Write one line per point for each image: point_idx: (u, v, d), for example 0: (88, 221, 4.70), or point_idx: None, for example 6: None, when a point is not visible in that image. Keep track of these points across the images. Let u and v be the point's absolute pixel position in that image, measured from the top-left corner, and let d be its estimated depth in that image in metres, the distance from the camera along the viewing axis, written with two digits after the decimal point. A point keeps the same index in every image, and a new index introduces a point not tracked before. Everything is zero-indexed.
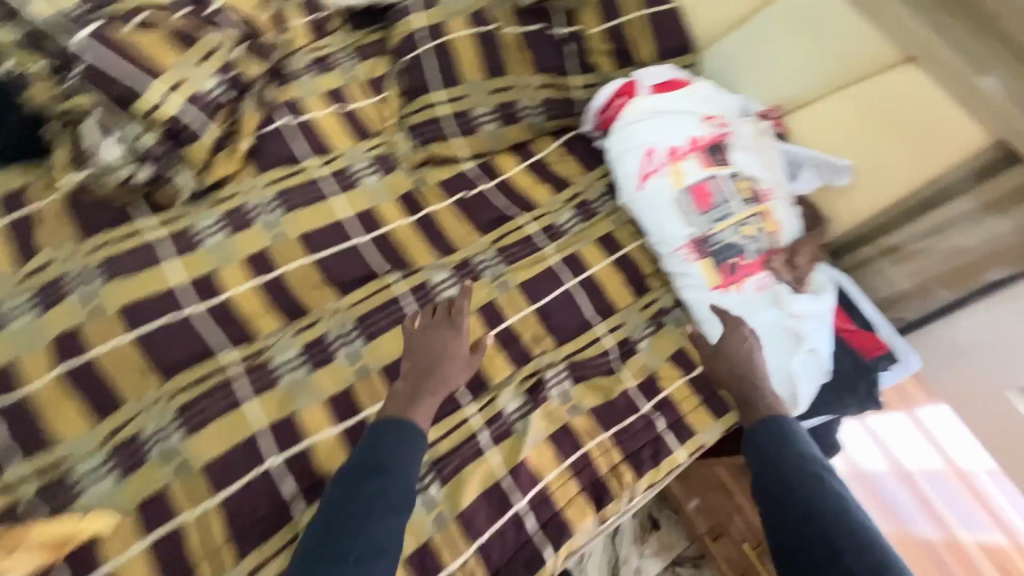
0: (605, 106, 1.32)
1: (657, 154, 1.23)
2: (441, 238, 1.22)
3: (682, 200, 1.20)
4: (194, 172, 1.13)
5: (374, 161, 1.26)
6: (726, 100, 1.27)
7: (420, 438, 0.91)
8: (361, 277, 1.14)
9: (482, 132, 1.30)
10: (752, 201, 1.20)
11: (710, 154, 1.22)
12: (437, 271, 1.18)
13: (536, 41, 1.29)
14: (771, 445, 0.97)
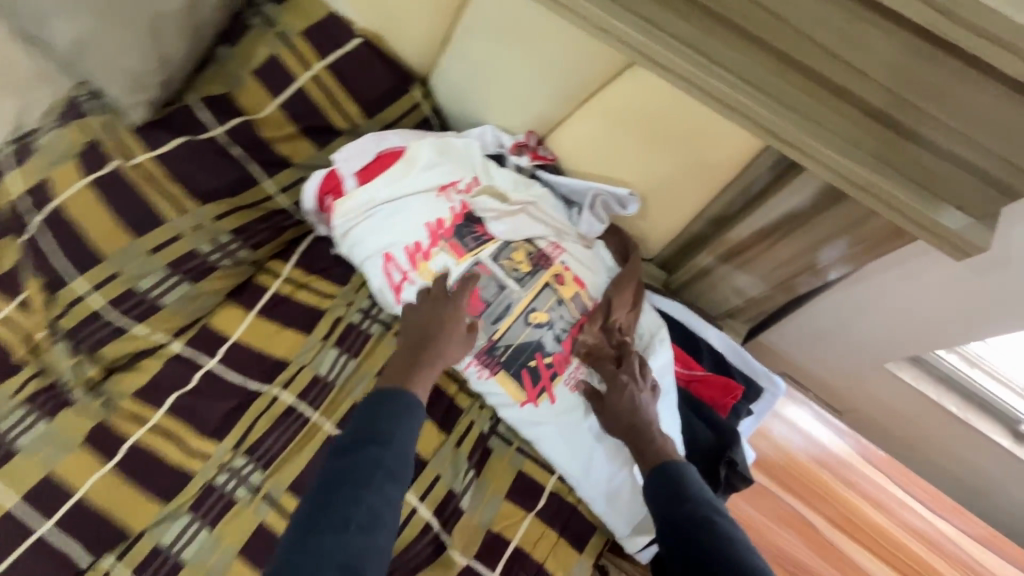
0: (319, 208, 0.98)
1: (398, 260, 0.93)
2: (162, 471, 0.90)
3: None
4: None
5: (31, 403, 0.90)
6: (460, 155, 0.97)
7: (418, 411, 0.76)
8: None
9: (168, 305, 0.95)
10: (532, 276, 0.94)
11: (461, 237, 0.93)
12: (168, 524, 0.87)
13: (179, 161, 0.91)
14: (659, 492, 0.77)
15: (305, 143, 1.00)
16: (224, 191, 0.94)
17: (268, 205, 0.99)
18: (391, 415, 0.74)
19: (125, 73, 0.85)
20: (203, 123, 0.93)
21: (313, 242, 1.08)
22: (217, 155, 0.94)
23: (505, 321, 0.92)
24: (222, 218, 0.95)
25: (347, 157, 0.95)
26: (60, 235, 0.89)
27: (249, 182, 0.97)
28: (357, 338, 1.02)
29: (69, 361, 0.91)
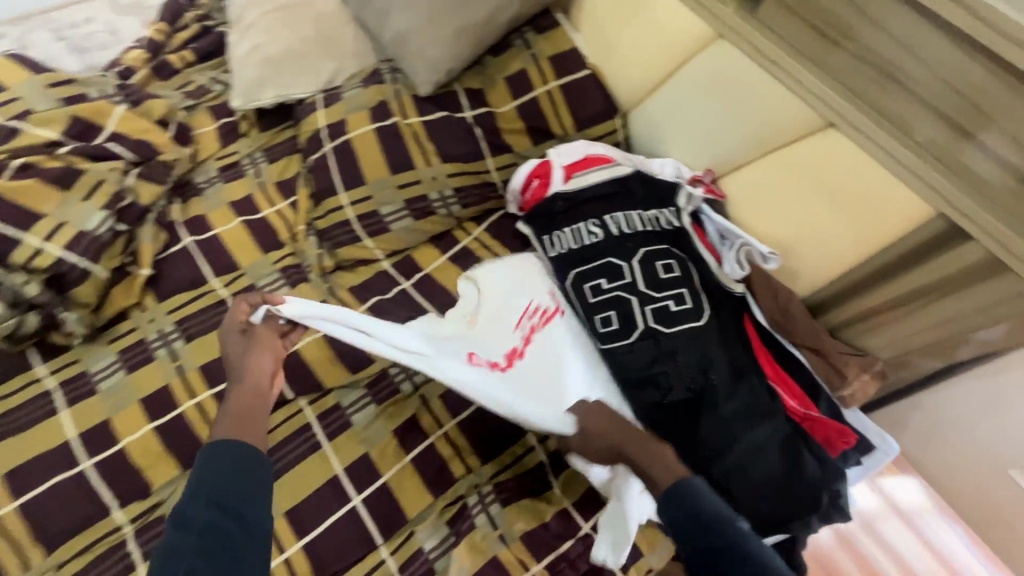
0: (522, 187, 1.22)
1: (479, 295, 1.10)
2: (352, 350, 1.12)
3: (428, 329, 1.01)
4: (83, 312, 1.07)
5: (282, 274, 1.20)
6: (535, 268, 1.15)
7: (241, 458, 0.74)
8: (265, 407, 1.07)
9: (393, 230, 1.22)
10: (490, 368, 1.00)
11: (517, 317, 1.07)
12: (349, 391, 1.10)
13: (438, 128, 1.20)
14: (679, 509, 0.76)
15: (525, 139, 1.25)
16: (459, 157, 1.21)
17: (484, 177, 1.24)
18: (233, 470, 0.72)
19: (428, 59, 1.17)
20: (460, 106, 1.22)
21: (502, 217, 1.32)
22: (463, 131, 1.22)
23: (642, 305, 1.09)
24: (451, 176, 1.21)
25: (561, 153, 1.20)
26: (342, 161, 1.21)
27: (477, 156, 1.23)
28: None
29: (315, 252, 1.21)
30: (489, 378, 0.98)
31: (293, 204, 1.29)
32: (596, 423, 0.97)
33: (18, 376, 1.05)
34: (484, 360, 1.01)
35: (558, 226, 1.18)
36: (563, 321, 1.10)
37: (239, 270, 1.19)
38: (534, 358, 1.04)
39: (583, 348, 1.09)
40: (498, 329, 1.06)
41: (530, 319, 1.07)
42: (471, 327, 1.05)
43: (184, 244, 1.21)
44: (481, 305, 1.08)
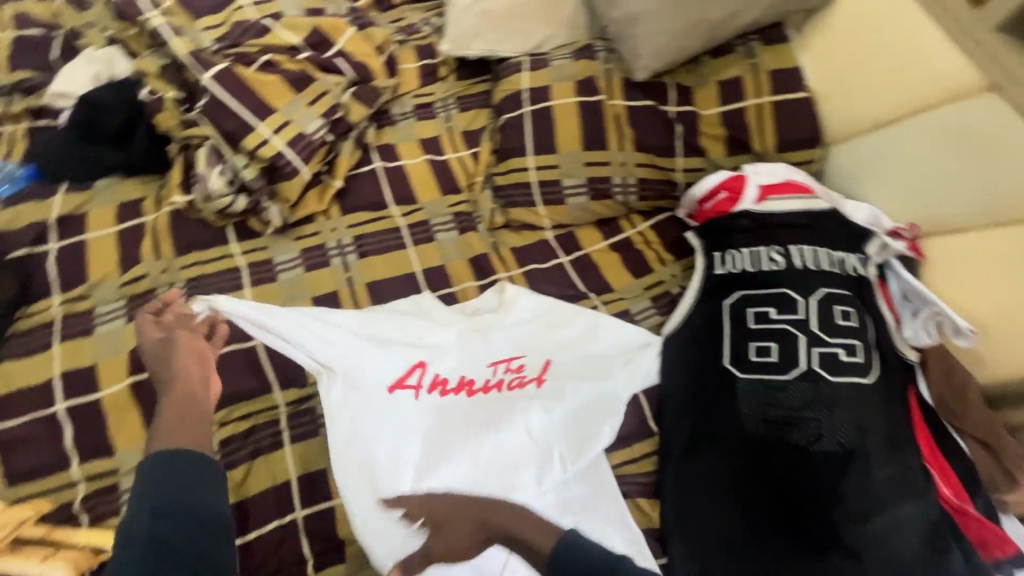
0: (705, 194, 1.18)
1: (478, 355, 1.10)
2: (509, 306, 1.14)
3: (385, 359, 1.03)
4: (283, 207, 1.17)
5: (454, 218, 1.24)
6: (499, 330, 1.12)
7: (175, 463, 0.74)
8: None
9: (568, 204, 1.23)
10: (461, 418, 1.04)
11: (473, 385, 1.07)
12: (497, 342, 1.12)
13: (640, 116, 1.20)
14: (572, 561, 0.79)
15: (721, 147, 1.22)
16: (653, 149, 1.21)
17: (669, 174, 1.23)
18: (172, 472, 0.73)
19: (655, 45, 1.16)
20: (667, 100, 1.21)
21: (670, 218, 1.29)
22: (663, 124, 1.21)
23: (809, 346, 1.04)
24: (640, 166, 1.21)
25: (758, 171, 1.16)
26: (538, 125, 1.23)
27: (669, 153, 1.21)
28: (668, 303, 1.21)
29: (489, 206, 1.26)
30: (396, 413, 1.00)
31: (474, 155, 1.32)
32: (437, 500, 0.90)
33: (215, 248, 1.16)
34: (374, 391, 1.00)
35: (733, 245, 1.13)
36: (482, 396, 1.06)
37: (417, 204, 1.25)
38: (412, 410, 1.01)
39: (456, 421, 1.03)
40: (388, 369, 1.02)
41: (509, 370, 1.09)
42: (407, 364, 1.03)
43: (374, 168, 1.27)
44: (409, 342, 1.05)
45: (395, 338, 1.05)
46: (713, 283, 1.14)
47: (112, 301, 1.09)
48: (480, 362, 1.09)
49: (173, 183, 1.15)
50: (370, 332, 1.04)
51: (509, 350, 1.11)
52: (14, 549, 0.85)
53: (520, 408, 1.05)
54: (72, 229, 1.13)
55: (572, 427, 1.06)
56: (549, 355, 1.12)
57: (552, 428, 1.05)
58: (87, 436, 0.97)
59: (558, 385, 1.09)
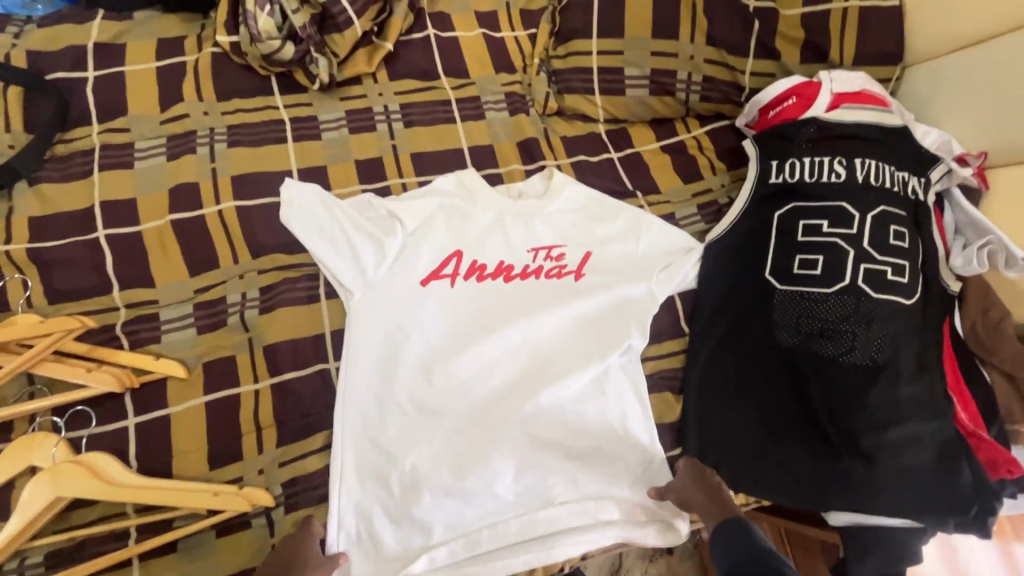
0: (773, 100, 1.13)
1: (519, 243, 1.09)
2: (556, 192, 1.11)
3: (420, 246, 1.04)
4: (331, 62, 1.11)
5: (506, 98, 1.19)
6: (542, 221, 1.11)
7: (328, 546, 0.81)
8: (459, 212, 1.08)
9: (627, 97, 1.17)
10: (495, 304, 1.05)
11: (512, 272, 1.07)
12: (540, 227, 1.10)
13: (719, 6, 1.12)
14: (723, 543, 0.85)
15: (797, 51, 1.15)
16: (727, 45, 1.13)
17: (737, 76, 1.16)
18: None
19: None
20: None
21: (727, 125, 1.24)
22: (740, 19, 1.13)
23: (856, 262, 1.02)
24: (709, 63, 1.14)
25: (835, 79, 1.09)
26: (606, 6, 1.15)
27: (742, 51, 1.14)
28: (714, 212, 1.19)
29: (544, 89, 1.19)
30: (427, 302, 1.02)
31: (531, 37, 1.26)
32: (689, 477, 0.96)
33: (258, 98, 1.11)
34: (404, 281, 1.02)
35: (795, 154, 1.09)
36: (517, 286, 1.07)
37: (469, 79, 1.19)
38: (440, 301, 1.03)
39: (484, 312, 1.03)
40: (422, 262, 1.04)
41: (551, 259, 1.09)
42: (442, 252, 1.05)
43: (427, 35, 1.20)
44: (450, 233, 1.07)
45: (441, 225, 1.06)
46: (766, 192, 1.11)
47: (151, 137, 1.05)
48: (521, 250, 1.09)
49: (217, 21, 1.08)
50: (412, 223, 1.05)
51: (552, 240, 1.11)
52: (59, 360, 0.88)
53: (551, 302, 1.06)
54: (110, 58, 1.08)
55: (603, 323, 1.06)
56: (590, 249, 1.11)
57: (577, 329, 1.05)
58: (128, 266, 0.97)
59: (594, 283, 1.08)
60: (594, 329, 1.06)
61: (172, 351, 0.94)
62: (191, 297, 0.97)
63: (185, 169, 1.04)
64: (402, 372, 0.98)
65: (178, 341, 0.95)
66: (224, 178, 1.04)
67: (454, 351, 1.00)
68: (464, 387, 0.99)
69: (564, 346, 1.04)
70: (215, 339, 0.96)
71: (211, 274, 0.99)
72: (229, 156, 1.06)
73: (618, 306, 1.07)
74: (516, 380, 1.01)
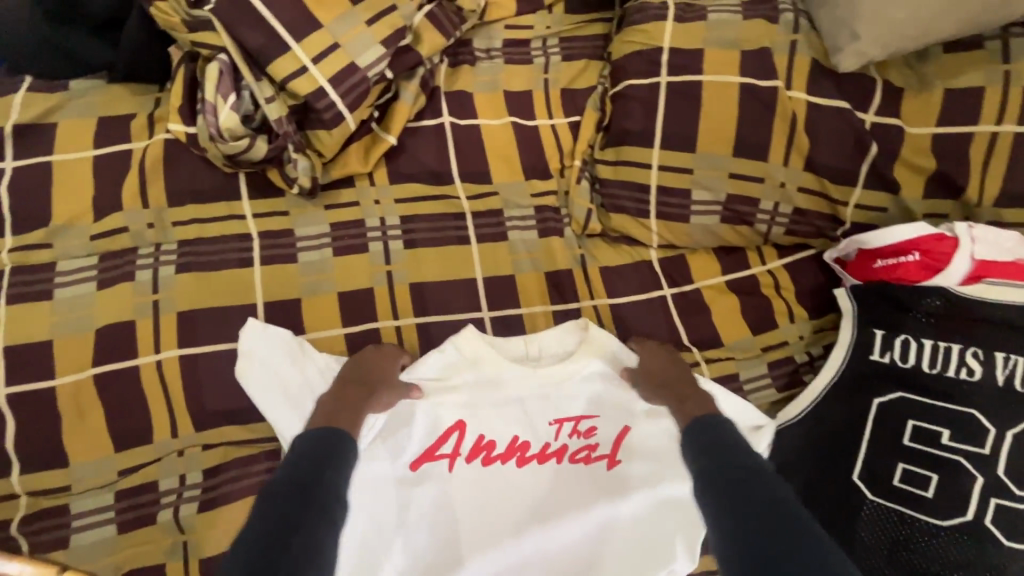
0: (885, 251, 0.87)
1: (537, 414, 0.84)
2: (590, 347, 0.85)
3: (415, 421, 0.81)
4: (315, 163, 0.86)
5: (536, 213, 0.94)
6: (570, 386, 0.85)
7: (345, 447, 0.71)
8: (465, 374, 0.83)
9: (690, 224, 0.91)
10: (502, 500, 0.82)
11: (527, 454, 0.83)
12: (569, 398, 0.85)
13: (824, 120, 0.85)
14: (694, 442, 0.74)
15: (919, 184, 0.88)
16: (830, 171, 0.86)
17: (836, 208, 0.89)
18: (318, 461, 0.68)
19: (879, 22, 0.79)
20: (867, 102, 0.85)
21: (813, 258, 0.97)
22: (853, 139, 0.85)
23: (984, 493, 0.78)
24: (803, 192, 0.88)
25: (978, 238, 0.82)
26: (675, 107, 0.88)
27: (849, 180, 0.87)
28: (786, 374, 0.94)
29: (585, 204, 0.94)
30: (415, 498, 0.80)
31: (572, 127, 0.99)
32: (657, 359, 0.86)
33: (221, 202, 0.87)
34: (390, 470, 0.80)
35: (910, 329, 0.83)
36: (533, 473, 0.83)
37: (490, 184, 0.94)
38: (434, 495, 0.80)
39: (485, 510, 0.81)
40: (413, 445, 0.81)
41: (578, 437, 0.84)
42: (439, 427, 0.82)
43: (441, 122, 0.95)
44: (449, 402, 0.82)
45: (438, 392, 0.82)
46: (863, 371, 0.86)
47: (79, 257, 0.82)
48: (541, 422, 0.84)
49: (171, 105, 0.84)
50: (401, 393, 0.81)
51: (581, 409, 0.85)
52: None
53: (575, 497, 0.83)
54: (33, 146, 0.84)
55: (637, 530, 0.82)
56: (630, 424, 0.85)
57: (606, 537, 0.82)
58: (35, 438, 0.75)
59: (633, 473, 0.83)
60: (627, 538, 0.82)
61: (84, 559, 0.73)
62: (114, 481, 0.76)
63: (117, 301, 0.81)
64: None
65: (95, 543, 0.74)
66: (167, 316, 0.81)
67: (451, 562, 0.79)
68: None
69: (587, 558, 0.81)
70: (141, 541, 0.75)
71: (142, 450, 0.77)
72: (177, 285, 0.83)
73: (661, 511, 0.82)
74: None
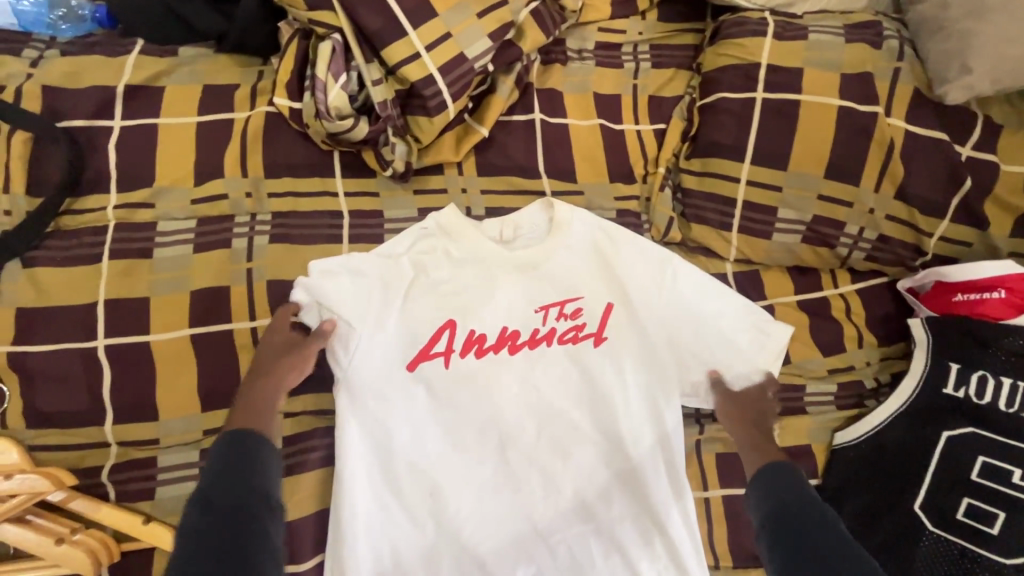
0: (969, 285, 0.87)
1: (527, 304, 0.86)
2: (580, 254, 0.88)
3: (410, 311, 0.82)
4: (412, 148, 0.88)
5: (618, 216, 0.94)
6: (549, 268, 0.86)
7: (264, 450, 0.64)
8: (502, 323, 0.84)
9: (772, 241, 0.92)
10: (499, 389, 0.83)
11: (521, 340, 0.84)
12: (615, 371, 0.85)
13: (921, 150, 0.85)
14: (761, 487, 0.72)
15: (1009, 222, 0.88)
16: (921, 201, 0.87)
17: (920, 239, 0.90)
18: (230, 467, 0.61)
19: (992, 57, 0.79)
20: (965, 135, 0.86)
21: (887, 285, 0.97)
22: (948, 172, 0.86)
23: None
24: (891, 220, 0.88)
25: None
26: (770, 123, 0.89)
27: (938, 212, 0.87)
28: (853, 397, 0.95)
29: (667, 213, 0.94)
30: (412, 395, 0.81)
31: (658, 134, 1.00)
32: (746, 399, 0.86)
33: (315, 178, 0.89)
34: (381, 357, 0.80)
35: (989, 366, 0.84)
36: (525, 359, 0.84)
37: (574, 183, 0.95)
38: (432, 392, 0.82)
39: (484, 398, 0.83)
40: (406, 337, 0.81)
41: (565, 320, 0.86)
42: (433, 323, 0.82)
43: (531, 118, 0.96)
44: (434, 289, 0.83)
45: (424, 279, 0.83)
46: (935, 403, 0.86)
47: (179, 220, 0.85)
48: (527, 310, 0.85)
49: (278, 79, 0.86)
50: (384, 287, 0.81)
51: (563, 293, 0.87)
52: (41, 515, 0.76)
53: (569, 383, 0.85)
54: (142, 107, 0.86)
55: (631, 412, 0.85)
56: (613, 302, 0.87)
57: (600, 417, 0.85)
58: (128, 390, 0.78)
59: (619, 347, 0.86)
60: (620, 418, 0.84)
61: (169, 511, 0.77)
62: (199, 440, 0.78)
63: (213, 266, 0.83)
64: (400, 482, 0.80)
65: (181, 496, 0.78)
66: (259, 284, 0.83)
67: (460, 448, 0.82)
68: (474, 497, 0.82)
69: (586, 440, 0.85)
70: None
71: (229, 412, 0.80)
72: (270, 255, 0.85)
73: (652, 388, 0.86)
74: (535, 484, 0.83)
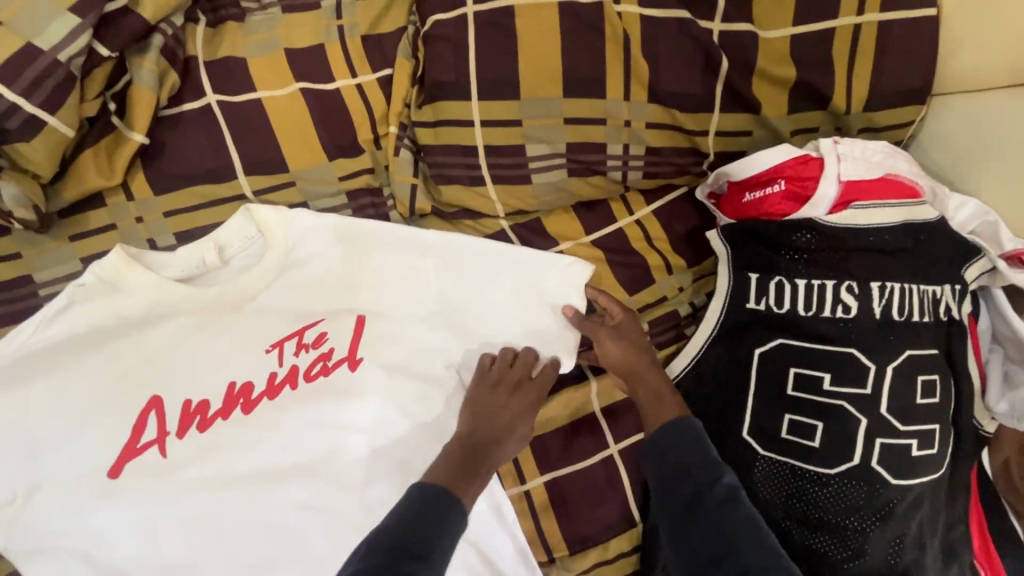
0: (752, 181, 0.76)
1: (252, 349, 0.72)
2: (307, 269, 0.74)
3: (101, 403, 0.68)
4: (29, 186, 0.65)
5: (349, 199, 0.79)
6: (264, 304, 0.73)
7: None
8: (225, 379, 0.71)
9: (535, 184, 0.77)
10: (242, 454, 0.71)
11: (253, 393, 0.71)
12: (378, 395, 0.75)
13: (663, 39, 0.71)
14: (665, 451, 0.68)
15: (783, 98, 0.76)
16: (678, 98, 0.73)
17: (695, 140, 0.77)
18: None
19: None
20: (710, 6, 0.71)
21: (686, 198, 0.85)
22: (698, 55, 0.72)
23: (869, 434, 0.72)
24: (652, 127, 0.75)
25: (845, 154, 0.73)
26: (487, 43, 0.71)
27: (702, 105, 0.74)
28: (670, 331, 0.85)
29: (407, 181, 0.78)
30: (128, 497, 0.68)
31: (384, 83, 0.78)
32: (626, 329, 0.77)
33: None
34: (74, 466, 0.67)
35: (785, 269, 0.74)
36: (267, 414, 0.72)
37: (285, 172, 0.76)
38: (154, 493, 0.69)
39: (226, 472, 0.70)
40: (103, 436, 0.68)
41: (307, 352, 0.73)
42: (134, 408, 0.69)
43: (206, 103, 0.73)
44: (123, 369, 0.69)
45: (105, 361, 0.69)
46: (741, 322, 0.77)
47: None
48: (256, 355, 0.72)
49: None
50: (63, 383, 0.68)
51: (300, 323, 0.74)
52: None
53: (328, 426, 0.73)
54: None
55: (411, 435, 0.75)
56: (365, 312, 0.76)
57: (378, 452, 0.74)
58: None
59: (381, 369, 0.75)
60: (400, 445, 0.75)
61: None
62: None
63: None
64: None
65: None
66: None
67: (211, 536, 0.70)
68: None
69: (368, 484, 0.74)
70: None
71: None
72: None
73: (428, 399, 0.76)
74: (323, 548, 0.72)
